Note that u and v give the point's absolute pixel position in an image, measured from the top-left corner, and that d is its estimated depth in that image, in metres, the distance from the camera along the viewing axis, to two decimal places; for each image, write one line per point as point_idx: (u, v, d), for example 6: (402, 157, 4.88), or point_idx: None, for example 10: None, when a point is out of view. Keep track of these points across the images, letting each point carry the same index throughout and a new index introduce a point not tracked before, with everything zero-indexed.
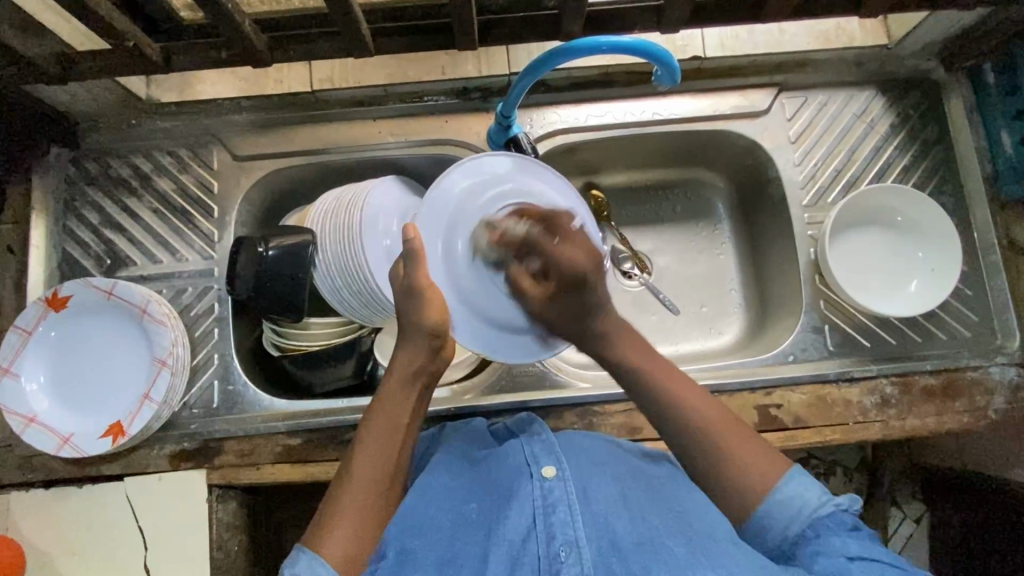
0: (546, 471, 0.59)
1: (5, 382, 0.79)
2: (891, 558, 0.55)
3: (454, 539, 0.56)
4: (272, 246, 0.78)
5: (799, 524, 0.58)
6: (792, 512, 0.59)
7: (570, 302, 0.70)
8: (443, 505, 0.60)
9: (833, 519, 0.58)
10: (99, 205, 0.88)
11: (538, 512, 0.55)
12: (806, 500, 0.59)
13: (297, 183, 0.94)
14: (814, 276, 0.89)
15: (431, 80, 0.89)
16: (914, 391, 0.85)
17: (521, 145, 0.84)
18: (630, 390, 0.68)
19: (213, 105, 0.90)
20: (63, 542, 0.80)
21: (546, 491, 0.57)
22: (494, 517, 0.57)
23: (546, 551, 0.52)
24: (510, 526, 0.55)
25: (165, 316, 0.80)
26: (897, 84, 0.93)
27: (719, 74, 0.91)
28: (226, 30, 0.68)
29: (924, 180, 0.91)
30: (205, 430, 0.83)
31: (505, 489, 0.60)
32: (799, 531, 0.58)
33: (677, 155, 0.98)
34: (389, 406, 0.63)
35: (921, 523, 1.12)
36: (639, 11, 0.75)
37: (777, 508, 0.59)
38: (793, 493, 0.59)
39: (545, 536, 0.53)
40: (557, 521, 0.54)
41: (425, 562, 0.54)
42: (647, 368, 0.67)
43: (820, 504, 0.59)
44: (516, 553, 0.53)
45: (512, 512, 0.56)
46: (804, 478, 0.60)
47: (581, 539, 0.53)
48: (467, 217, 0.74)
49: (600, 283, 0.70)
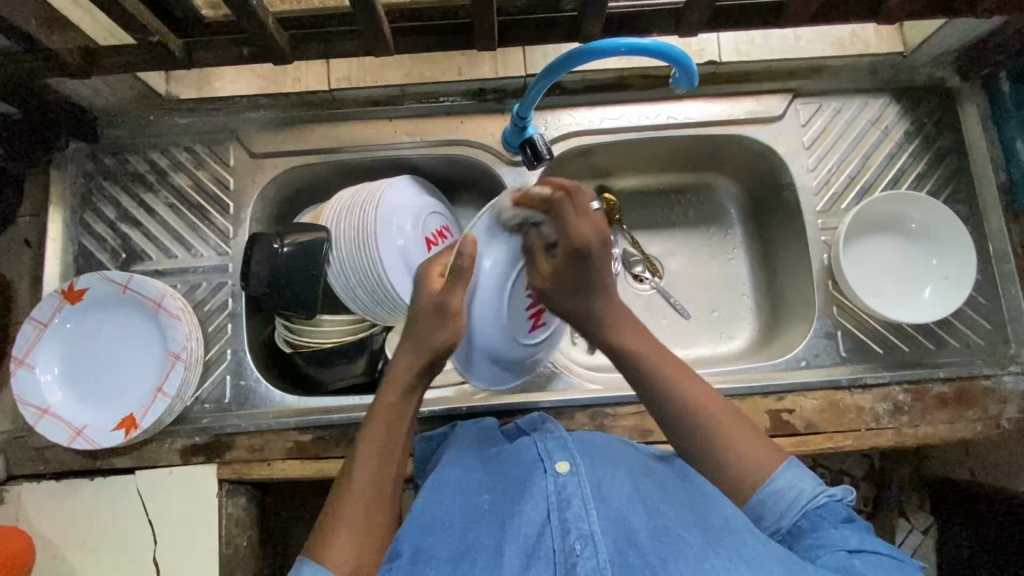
0: (560, 467, 0.59)
1: (19, 373, 0.79)
2: (889, 550, 0.56)
3: (468, 534, 0.56)
4: (287, 242, 0.78)
5: (794, 513, 0.61)
6: (789, 500, 0.62)
7: (573, 274, 0.69)
8: (458, 502, 0.60)
9: (828, 510, 0.61)
10: (115, 199, 0.89)
11: (553, 507, 0.54)
12: (800, 491, 0.62)
13: (313, 182, 0.95)
14: (826, 281, 0.89)
15: (448, 81, 0.90)
16: (926, 398, 0.84)
17: (537, 147, 0.83)
18: (632, 374, 0.71)
19: (231, 102, 0.91)
20: (73, 534, 0.80)
21: (560, 486, 0.56)
22: (507, 511, 0.56)
23: (562, 545, 0.51)
24: (524, 521, 0.54)
25: (179, 310, 0.80)
26: (912, 92, 0.93)
27: (734, 79, 0.92)
28: (250, 28, 0.69)
29: (936, 187, 0.91)
30: (217, 425, 0.83)
31: (520, 484, 0.59)
32: (793, 520, 0.61)
33: (690, 159, 0.99)
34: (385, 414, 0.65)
35: (929, 534, 1.11)
36: (657, 14, 0.75)
37: (776, 497, 0.62)
38: (791, 483, 0.63)
39: (559, 531, 0.52)
40: (572, 516, 0.53)
41: (440, 555, 0.54)
42: (641, 351, 0.70)
43: (814, 494, 0.62)
44: (530, 546, 0.52)
45: (526, 507, 0.55)
46: (799, 470, 0.64)
47: (597, 532, 0.52)
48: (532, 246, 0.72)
49: (605, 259, 0.69)
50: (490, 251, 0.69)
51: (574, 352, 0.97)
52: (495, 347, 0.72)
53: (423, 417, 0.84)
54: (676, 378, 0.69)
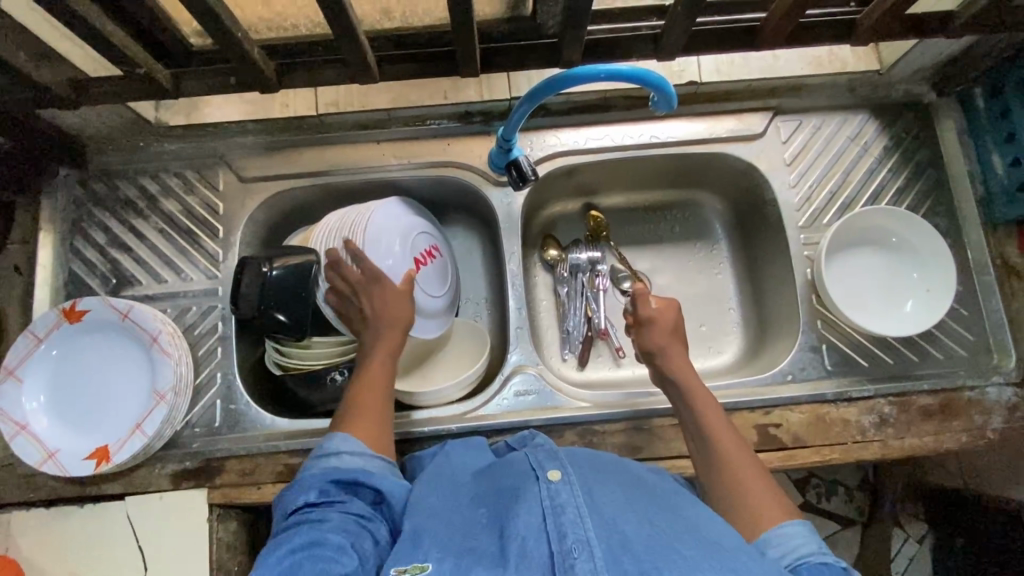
0: (551, 475, 0.59)
1: (8, 387, 0.80)
2: None
3: (468, 539, 0.56)
4: (276, 266, 0.79)
5: (794, 558, 0.59)
6: (792, 545, 0.61)
7: (650, 336, 0.79)
8: (457, 513, 0.61)
9: (830, 568, 0.58)
10: (105, 225, 0.90)
11: (547, 513, 0.55)
12: (804, 542, 0.61)
13: (303, 206, 0.96)
14: (810, 296, 0.90)
15: (434, 104, 0.92)
16: (911, 410, 0.85)
17: (522, 168, 0.84)
18: (676, 405, 0.77)
19: (220, 128, 0.92)
20: (63, 562, 0.80)
21: (553, 493, 0.57)
22: (503, 520, 0.57)
23: (558, 548, 0.52)
24: (520, 527, 0.54)
25: (173, 349, 0.81)
26: (889, 108, 0.95)
27: (715, 99, 0.93)
28: (237, 59, 0.70)
29: (917, 201, 0.93)
30: (207, 449, 0.83)
31: (512, 493, 0.60)
32: (792, 563, 0.59)
33: (675, 177, 1.00)
34: (393, 325, 0.77)
35: (924, 544, 1.14)
36: (635, 39, 0.77)
37: (778, 541, 0.62)
38: (799, 534, 0.61)
39: (555, 535, 0.53)
40: (566, 521, 0.54)
41: (439, 549, 0.55)
42: (685, 378, 0.76)
43: (822, 552, 0.60)
44: (525, 550, 0.52)
45: (521, 512, 0.56)
46: (811, 529, 0.62)
47: (592, 537, 0.52)
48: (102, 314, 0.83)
49: (660, 317, 0.79)
50: (141, 334, 0.82)
51: (565, 370, 0.98)
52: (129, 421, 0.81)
53: (413, 438, 0.84)
54: (706, 403, 0.74)
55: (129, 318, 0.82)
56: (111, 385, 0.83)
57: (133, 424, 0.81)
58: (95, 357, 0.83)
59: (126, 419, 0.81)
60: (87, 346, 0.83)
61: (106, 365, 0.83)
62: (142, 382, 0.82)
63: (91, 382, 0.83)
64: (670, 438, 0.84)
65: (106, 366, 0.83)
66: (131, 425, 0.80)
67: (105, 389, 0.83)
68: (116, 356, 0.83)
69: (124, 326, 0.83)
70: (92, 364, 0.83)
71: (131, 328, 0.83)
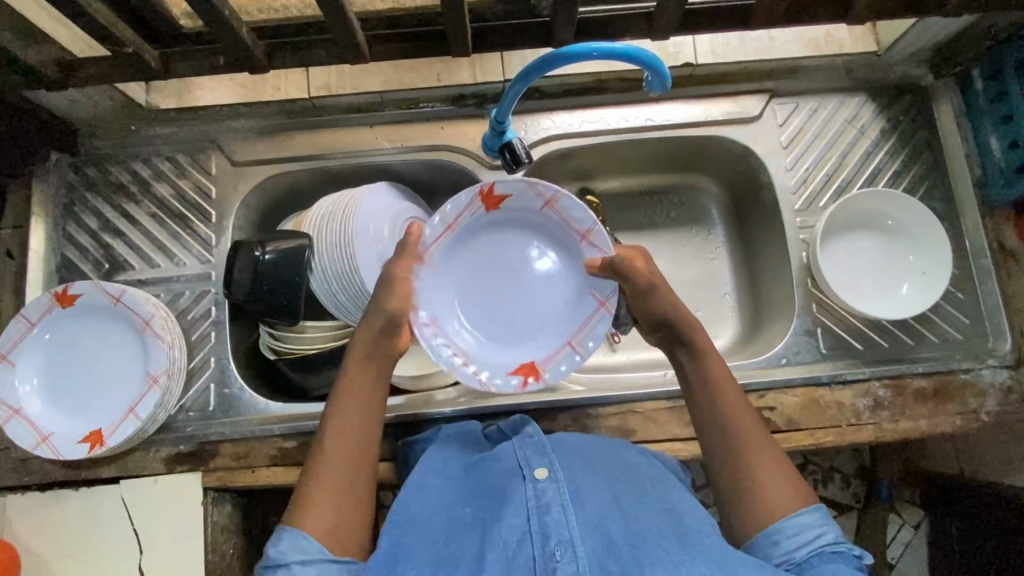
0: (539, 473, 0.60)
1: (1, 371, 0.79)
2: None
3: (453, 540, 0.56)
4: (268, 250, 0.79)
5: (809, 550, 0.58)
6: (806, 537, 0.59)
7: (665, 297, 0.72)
8: (444, 506, 0.61)
9: (841, 556, 0.59)
10: (97, 209, 0.89)
11: (532, 514, 0.56)
12: (821, 532, 0.59)
13: (295, 189, 0.95)
14: (805, 280, 0.90)
15: (429, 87, 0.91)
16: (906, 393, 0.85)
17: (515, 151, 0.83)
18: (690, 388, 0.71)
19: (211, 112, 0.91)
20: (57, 544, 0.80)
21: (539, 493, 0.58)
22: (489, 518, 0.57)
23: (541, 551, 0.53)
24: (505, 526, 0.55)
25: (164, 333, 0.80)
26: (886, 90, 0.94)
27: (711, 81, 0.93)
28: (225, 39, 0.69)
29: (914, 185, 0.92)
30: (201, 433, 0.83)
31: (501, 491, 0.61)
32: (807, 556, 0.58)
33: (670, 160, 0.99)
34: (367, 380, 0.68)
35: (920, 529, 1.14)
36: (628, 18, 0.76)
37: (791, 532, 0.60)
38: (811, 524, 0.60)
39: (539, 537, 0.54)
40: (551, 522, 0.55)
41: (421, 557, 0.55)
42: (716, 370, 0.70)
43: (832, 541, 0.59)
44: (510, 551, 0.53)
45: (507, 513, 0.57)
46: (823, 514, 0.61)
47: (576, 537, 0.53)
48: (93, 300, 0.82)
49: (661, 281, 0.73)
50: (133, 319, 0.82)
51: None
52: (122, 405, 0.81)
53: (407, 422, 0.84)
54: (721, 389, 0.69)
55: (120, 302, 0.81)
56: (105, 368, 0.83)
57: (127, 408, 0.80)
58: (87, 342, 0.83)
59: (119, 403, 0.81)
60: (79, 330, 0.83)
61: (99, 349, 0.83)
62: (135, 366, 0.82)
63: (85, 366, 0.83)
64: (663, 422, 0.84)
65: (99, 351, 0.83)
66: (125, 409, 0.80)
67: (98, 374, 0.82)
68: (109, 340, 0.83)
69: (115, 311, 0.82)
70: (85, 347, 0.83)
71: (123, 313, 0.82)
